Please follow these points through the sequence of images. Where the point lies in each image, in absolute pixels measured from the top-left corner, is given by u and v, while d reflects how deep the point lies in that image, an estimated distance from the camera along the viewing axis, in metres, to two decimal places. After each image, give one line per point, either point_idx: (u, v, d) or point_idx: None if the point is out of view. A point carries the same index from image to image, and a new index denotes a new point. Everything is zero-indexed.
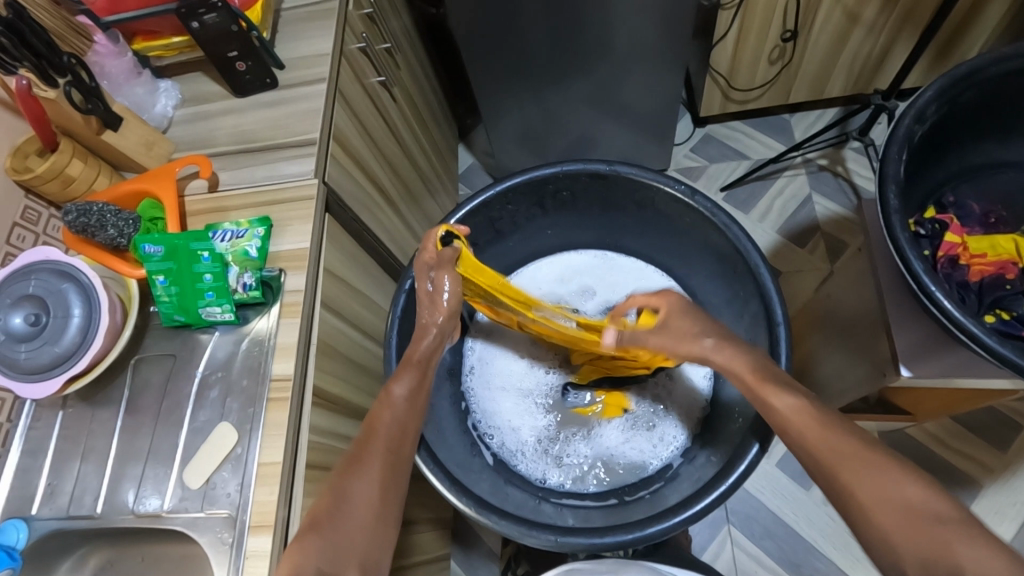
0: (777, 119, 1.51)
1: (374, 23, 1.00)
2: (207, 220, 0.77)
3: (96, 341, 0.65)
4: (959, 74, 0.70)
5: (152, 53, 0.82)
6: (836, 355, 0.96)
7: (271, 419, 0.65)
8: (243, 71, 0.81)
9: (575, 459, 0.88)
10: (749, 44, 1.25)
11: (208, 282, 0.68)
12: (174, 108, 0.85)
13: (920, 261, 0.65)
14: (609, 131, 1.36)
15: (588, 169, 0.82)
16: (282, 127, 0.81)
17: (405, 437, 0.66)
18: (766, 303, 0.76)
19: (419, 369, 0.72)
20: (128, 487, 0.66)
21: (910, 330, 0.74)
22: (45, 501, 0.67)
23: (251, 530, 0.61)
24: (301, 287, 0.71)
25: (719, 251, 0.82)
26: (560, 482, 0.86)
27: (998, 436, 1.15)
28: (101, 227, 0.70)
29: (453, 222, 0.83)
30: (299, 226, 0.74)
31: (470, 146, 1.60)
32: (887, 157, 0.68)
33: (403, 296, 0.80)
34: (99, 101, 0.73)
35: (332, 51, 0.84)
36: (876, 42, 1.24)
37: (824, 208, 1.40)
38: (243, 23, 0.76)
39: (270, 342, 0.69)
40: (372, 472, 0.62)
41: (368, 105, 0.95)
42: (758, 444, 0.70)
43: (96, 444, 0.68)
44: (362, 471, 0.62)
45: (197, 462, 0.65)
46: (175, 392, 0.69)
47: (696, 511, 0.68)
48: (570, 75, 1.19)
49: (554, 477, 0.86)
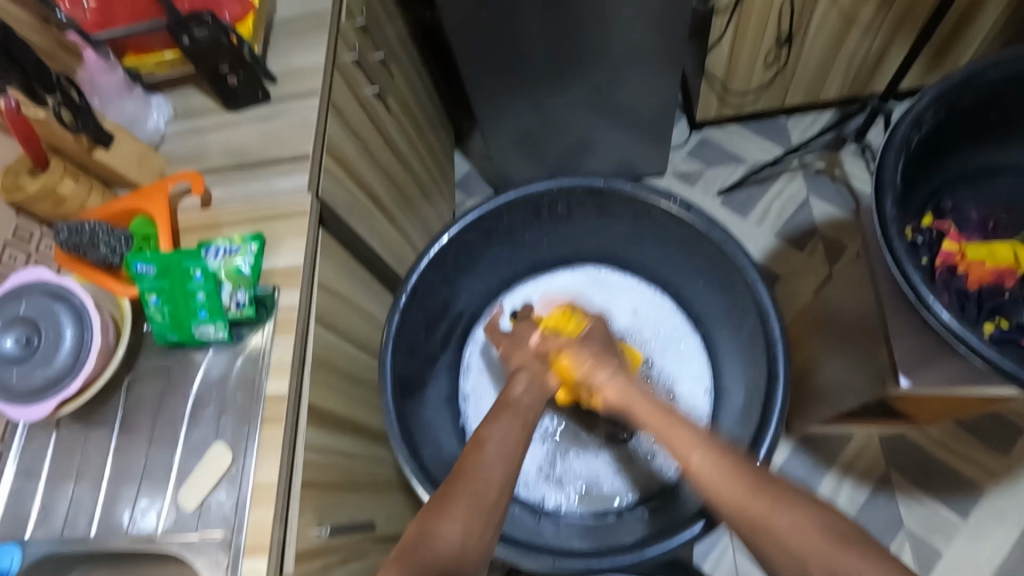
0: (774, 122, 1.50)
1: (368, 33, 1.00)
2: (200, 236, 0.77)
3: (89, 362, 0.65)
4: (955, 82, 0.69)
5: (144, 69, 0.81)
6: (836, 362, 0.95)
7: (266, 439, 0.65)
8: (236, 85, 0.81)
9: (573, 478, 0.89)
10: (744, 48, 1.24)
11: (201, 300, 0.68)
12: (166, 123, 0.84)
13: (918, 271, 0.64)
14: (604, 136, 1.35)
15: (583, 185, 0.82)
16: (275, 142, 0.81)
17: (496, 481, 0.61)
18: (763, 317, 0.75)
19: (511, 410, 0.69)
20: (124, 508, 0.66)
21: (909, 339, 0.74)
22: (39, 523, 0.66)
23: (246, 551, 0.61)
24: (295, 303, 0.70)
25: (716, 264, 0.82)
26: (559, 501, 0.87)
27: (1000, 439, 1.15)
28: (92, 246, 0.70)
29: (448, 237, 0.82)
30: (293, 241, 0.74)
31: (467, 153, 1.59)
32: (884, 165, 0.67)
33: (399, 314, 0.79)
34: (90, 120, 0.73)
35: (325, 64, 0.84)
36: (871, 45, 1.24)
37: (822, 211, 1.40)
38: (235, 37, 0.76)
39: (264, 359, 0.68)
40: (455, 513, 0.57)
41: (363, 117, 0.95)
42: (705, 519, 0.68)
43: (91, 465, 0.68)
44: (445, 511, 0.57)
45: (191, 483, 0.64)
46: (170, 411, 0.69)
47: (685, 543, 0.69)
48: (565, 80, 1.18)
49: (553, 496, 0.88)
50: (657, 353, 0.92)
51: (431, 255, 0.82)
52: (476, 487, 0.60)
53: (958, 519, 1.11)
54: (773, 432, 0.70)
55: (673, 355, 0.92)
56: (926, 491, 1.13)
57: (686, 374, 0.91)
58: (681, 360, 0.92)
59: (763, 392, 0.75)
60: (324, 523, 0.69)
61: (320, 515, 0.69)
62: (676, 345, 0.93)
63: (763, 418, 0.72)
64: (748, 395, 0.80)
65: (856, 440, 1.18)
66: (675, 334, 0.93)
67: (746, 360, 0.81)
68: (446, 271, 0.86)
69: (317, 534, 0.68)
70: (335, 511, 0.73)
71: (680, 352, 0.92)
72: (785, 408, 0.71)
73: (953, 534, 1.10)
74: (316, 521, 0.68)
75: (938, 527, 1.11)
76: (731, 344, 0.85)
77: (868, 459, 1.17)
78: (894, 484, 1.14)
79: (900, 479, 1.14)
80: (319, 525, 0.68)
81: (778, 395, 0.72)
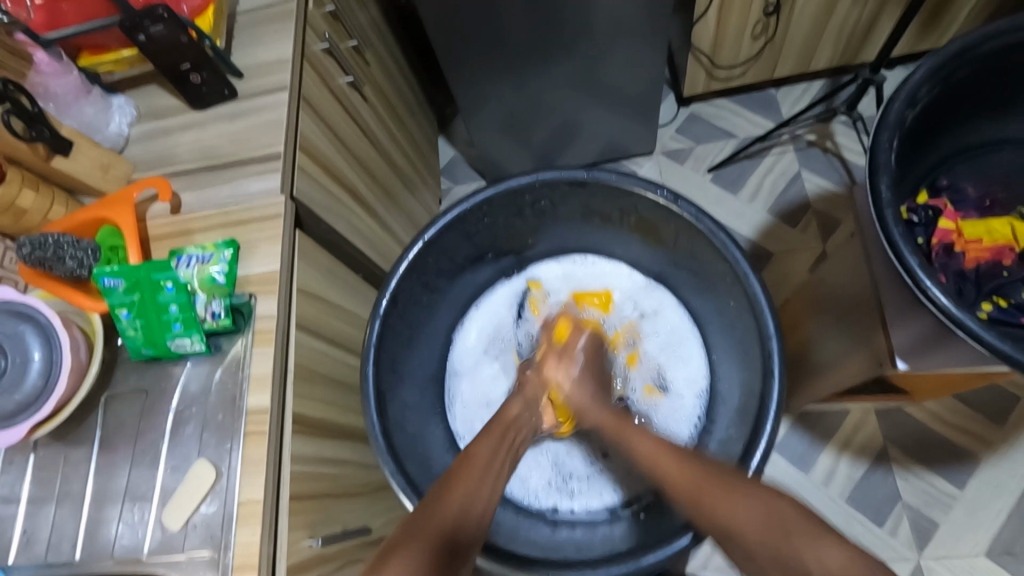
0: (763, 95, 1.46)
1: (339, 20, 0.95)
2: (172, 244, 0.74)
3: (61, 383, 0.62)
4: (950, 54, 0.66)
5: (102, 69, 0.77)
6: (834, 341, 0.93)
7: (250, 455, 0.63)
8: (199, 83, 0.77)
9: (586, 479, 0.86)
10: (731, 21, 1.20)
11: (174, 313, 0.65)
12: (130, 125, 0.81)
13: (915, 256, 0.62)
14: (590, 117, 1.32)
15: (566, 177, 0.79)
16: (243, 142, 0.77)
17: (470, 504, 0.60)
18: (756, 314, 0.73)
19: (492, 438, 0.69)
20: (107, 532, 0.64)
21: (904, 321, 0.73)
22: (21, 550, 0.64)
23: (235, 571, 0.59)
24: (273, 313, 0.68)
25: (708, 260, 0.79)
26: (577, 508, 0.84)
27: (998, 410, 1.14)
28: (58, 259, 0.66)
29: (429, 238, 0.79)
30: (268, 246, 0.71)
31: (451, 138, 1.55)
32: (878, 146, 0.65)
33: (378, 323, 0.76)
34: (45, 127, 0.69)
35: (293, 57, 0.80)
36: (862, 12, 1.20)
37: (813, 185, 1.37)
38: (194, 32, 0.71)
39: (244, 374, 0.66)
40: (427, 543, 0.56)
41: (337, 109, 0.91)
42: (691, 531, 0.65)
43: (71, 488, 0.66)
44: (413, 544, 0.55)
45: (174, 504, 0.62)
46: (150, 428, 0.67)
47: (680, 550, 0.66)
48: (547, 60, 1.14)
49: (573, 503, 0.84)
50: (653, 346, 0.91)
51: (410, 258, 0.79)
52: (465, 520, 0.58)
53: (956, 491, 1.11)
54: (767, 436, 0.68)
55: (669, 351, 0.90)
56: (923, 464, 1.13)
57: (685, 376, 0.88)
58: (681, 361, 0.89)
59: (758, 393, 0.73)
60: (316, 535, 0.68)
61: (312, 526, 0.67)
62: (674, 339, 0.90)
63: (758, 420, 0.70)
64: (742, 396, 0.78)
65: (852, 415, 1.18)
66: (676, 332, 0.91)
67: (740, 355, 0.80)
68: (430, 270, 0.83)
69: (309, 546, 0.66)
70: (327, 521, 0.71)
71: (675, 351, 0.90)
72: (780, 407, 0.69)
73: (951, 506, 1.10)
74: (309, 533, 0.67)
75: (936, 499, 1.11)
76: (725, 338, 0.83)
77: (864, 434, 1.16)
78: (891, 459, 1.14)
79: (897, 453, 1.14)
80: (311, 537, 0.67)
81: (772, 394, 0.70)
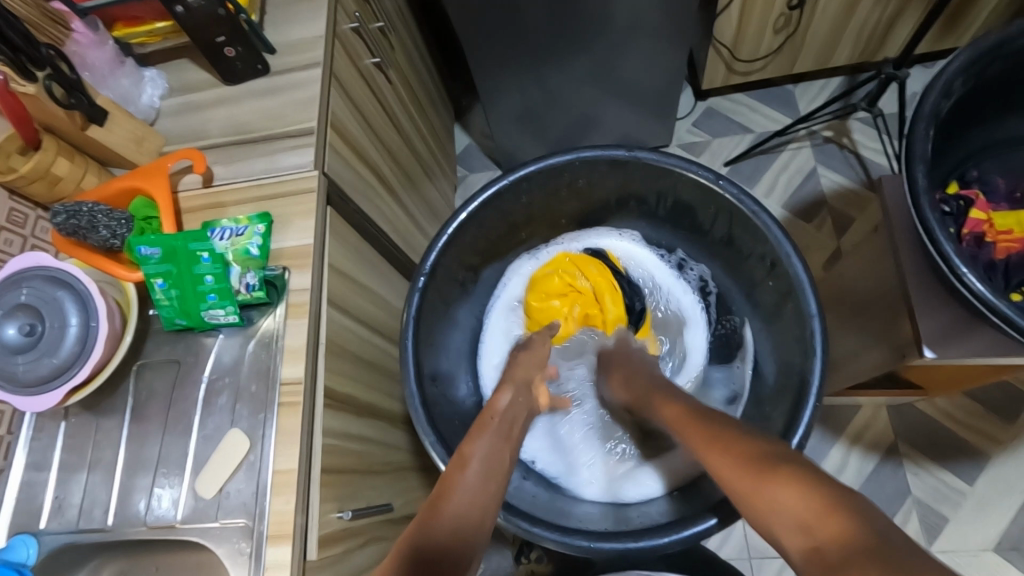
0: (781, 90, 1.47)
1: (367, 1, 0.95)
2: (204, 217, 0.74)
3: (96, 349, 0.63)
4: (987, 45, 0.67)
5: (134, 41, 0.77)
6: (852, 333, 0.93)
7: (284, 426, 0.63)
8: (233, 58, 0.76)
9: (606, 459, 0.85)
10: (754, 16, 1.20)
11: (209, 284, 0.65)
12: (160, 98, 0.81)
13: (949, 242, 0.62)
14: (610, 108, 1.32)
15: (605, 156, 0.79)
16: (276, 117, 0.77)
17: (479, 501, 0.56)
18: (797, 294, 0.73)
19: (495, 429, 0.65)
20: (139, 498, 0.64)
21: (932, 311, 0.73)
22: (52, 515, 0.65)
23: (269, 539, 0.59)
24: (306, 286, 0.68)
25: (746, 241, 0.80)
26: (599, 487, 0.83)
27: (1008, 408, 1.15)
28: (92, 228, 0.66)
29: (465, 215, 0.80)
30: (301, 221, 0.71)
31: (467, 126, 1.54)
32: (915, 134, 0.65)
33: (417, 296, 0.77)
34: (83, 96, 0.70)
35: (325, 34, 0.80)
36: (885, 10, 1.20)
37: (830, 181, 1.37)
38: (231, 5, 0.71)
39: (278, 344, 0.66)
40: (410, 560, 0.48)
41: (364, 89, 0.91)
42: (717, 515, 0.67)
43: (103, 455, 0.66)
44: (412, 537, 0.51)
45: (209, 472, 0.63)
46: (182, 398, 0.67)
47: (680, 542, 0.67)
48: (570, 50, 1.14)
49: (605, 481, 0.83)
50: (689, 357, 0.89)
51: (448, 233, 0.80)
52: (460, 504, 0.55)
53: (965, 488, 1.12)
54: (809, 414, 0.68)
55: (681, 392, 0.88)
56: (933, 460, 1.14)
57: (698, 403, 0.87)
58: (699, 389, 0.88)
59: (798, 371, 0.74)
60: (343, 508, 0.68)
61: (340, 500, 0.68)
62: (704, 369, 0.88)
63: (795, 412, 0.70)
64: (781, 374, 0.79)
65: (864, 411, 1.18)
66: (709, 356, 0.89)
67: (781, 338, 0.80)
68: (464, 249, 0.84)
69: (338, 519, 0.67)
70: (354, 495, 0.72)
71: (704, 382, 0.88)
72: (823, 384, 0.70)
73: (960, 502, 1.11)
74: (337, 506, 0.67)
75: (946, 495, 1.12)
76: (762, 321, 0.84)
77: (876, 429, 1.17)
78: (902, 454, 1.15)
79: (908, 449, 1.15)
80: (340, 510, 0.67)
81: (814, 370, 0.70)
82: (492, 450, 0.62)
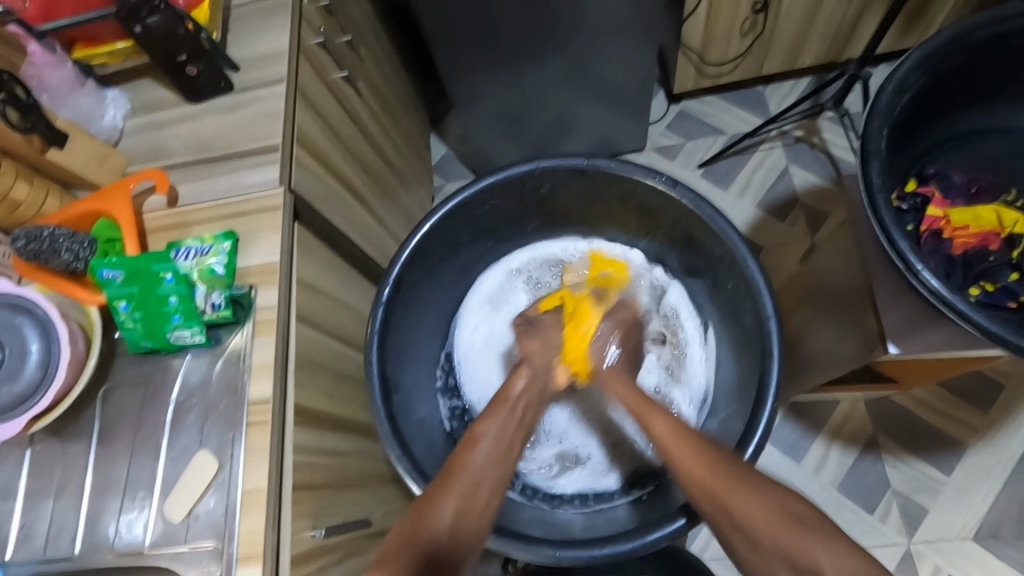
0: (751, 91, 1.49)
1: (333, 15, 0.95)
2: (169, 236, 0.73)
3: (58, 375, 0.62)
4: (937, 44, 0.69)
5: (95, 61, 0.77)
6: (823, 329, 0.95)
7: (253, 444, 0.62)
8: (196, 76, 0.76)
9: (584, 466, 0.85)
10: (720, 19, 1.22)
11: (174, 304, 0.65)
12: (124, 118, 0.80)
13: (905, 239, 0.64)
14: (582, 114, 1.33)
15: (566, 164, 0.80)
16: (241, 134, 0.77)
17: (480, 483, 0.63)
18: (755, 294, 0.75)
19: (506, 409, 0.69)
20: (107, 524, 0.63)
21: (895, 306, 0.75)
22: (19, 545, 0.64)
23: (240, 560, 0.59)
24: (273, 303, 0.68)
25: (706, 243, 0.81)
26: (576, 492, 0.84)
27: (982, 397, 1.17)
28: (54, 253, 0.65)
29: (429, 226, 0.80)
30: (268, 237, 0.71)
31: (443, 135, 1.55)
32: (869, 134, 0.66)
33: (381, 309, 0.78)
34: (40, 119, 0.69)
35: (289, 49, 0.80)
36: (847, 10, 1.22)
37: (802, 180, 1.39)
38: (191, 24, 0.71)
39: (246, 362, 0.66)
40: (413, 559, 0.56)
41: (331, 102, 0.91)
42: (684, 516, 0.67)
43: (70, 481, 0.65)
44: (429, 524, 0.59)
45: (177, 494, 0.62)
46: (150, 420, 0.66)
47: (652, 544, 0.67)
48: (539, 58, 1.15)
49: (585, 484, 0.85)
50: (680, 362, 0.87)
51: (413, 245, 0.80)
52: (470, 483, 0.62)
53: (943, 477, 1.13)
54: (768, 414, 0.69)
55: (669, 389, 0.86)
56: (911, 451, 1.15)
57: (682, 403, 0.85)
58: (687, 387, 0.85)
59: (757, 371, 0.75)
60: (318, 525, 0.68)
61: (314, 516, 0.67)
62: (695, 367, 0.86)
63: (754, 411, 0.71)
64: (740, 374, 0.80)
65: (842, 405, 1.19)
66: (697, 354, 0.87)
67: (739, 338, 0.81)
68: (430, 258, 0.84)
69: (312, 536, 0.66)
70: (329, 511, 0.71)
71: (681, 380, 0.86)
72: (780, 385, 0.71)
73: (939, 491, 1.12)
74: (311, 523, 0.67)
75: (925, 485, 1.13)
76: (722, 324, 0.85)
77: (854, 423, 1.18)
78: (880, 447, 1.16)
79: (886, 441, 1.16)
80: (314, 527, 0.67)
81: (772, 369, 0.71)
82: (503, 433, 0.67)
